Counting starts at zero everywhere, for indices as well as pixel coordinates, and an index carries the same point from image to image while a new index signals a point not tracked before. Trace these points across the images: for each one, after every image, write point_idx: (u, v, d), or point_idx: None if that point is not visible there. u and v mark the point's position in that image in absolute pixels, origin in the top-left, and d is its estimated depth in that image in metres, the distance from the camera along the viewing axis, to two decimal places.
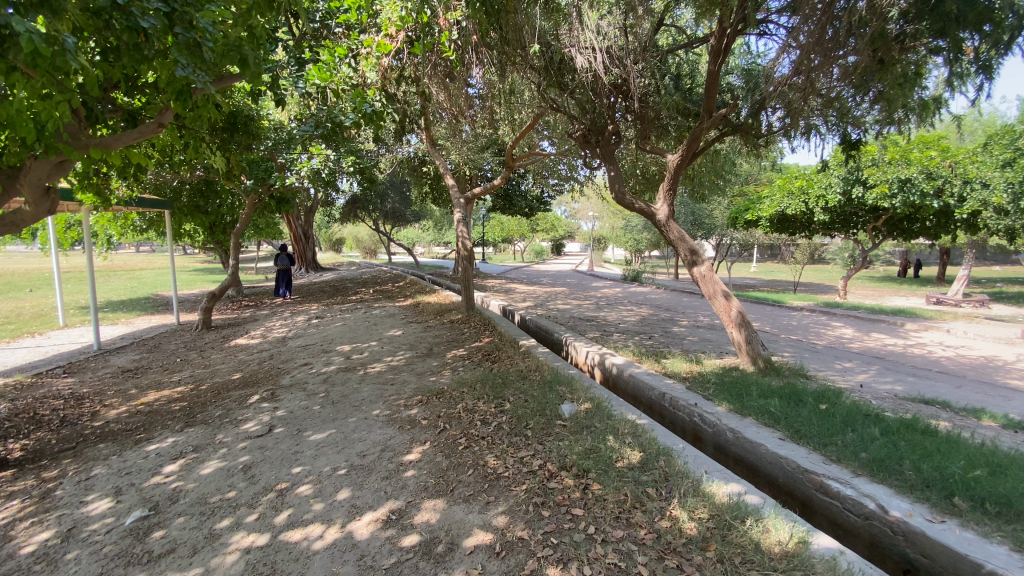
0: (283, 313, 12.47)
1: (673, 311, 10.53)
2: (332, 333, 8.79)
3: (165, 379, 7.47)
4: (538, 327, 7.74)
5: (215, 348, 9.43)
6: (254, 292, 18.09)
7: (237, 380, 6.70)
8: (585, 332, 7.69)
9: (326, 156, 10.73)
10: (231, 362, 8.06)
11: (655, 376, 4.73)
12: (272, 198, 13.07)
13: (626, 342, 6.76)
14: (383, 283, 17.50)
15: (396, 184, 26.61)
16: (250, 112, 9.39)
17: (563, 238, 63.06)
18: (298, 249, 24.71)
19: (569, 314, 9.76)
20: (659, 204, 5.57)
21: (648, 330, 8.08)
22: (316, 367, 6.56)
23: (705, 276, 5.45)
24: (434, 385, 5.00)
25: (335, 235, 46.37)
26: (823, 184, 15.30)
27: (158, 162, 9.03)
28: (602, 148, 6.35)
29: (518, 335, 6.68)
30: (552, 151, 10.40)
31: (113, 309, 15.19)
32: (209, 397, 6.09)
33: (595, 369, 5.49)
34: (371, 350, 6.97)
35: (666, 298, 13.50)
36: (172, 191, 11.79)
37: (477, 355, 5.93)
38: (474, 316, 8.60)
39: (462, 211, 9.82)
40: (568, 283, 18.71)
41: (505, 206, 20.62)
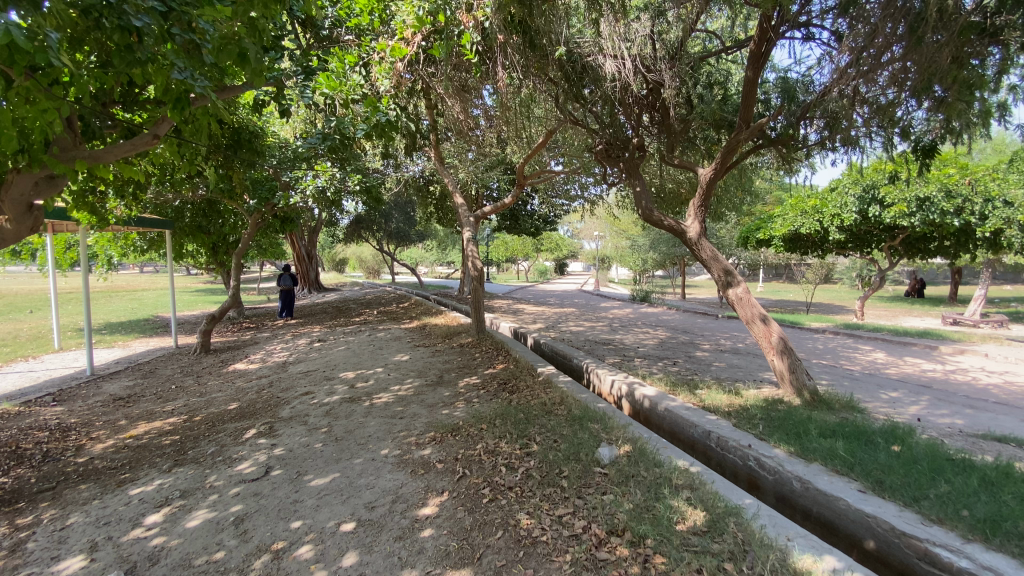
0: (285, 336, 12.03)
1: (692, 334, 10.06)
2: (336, 358, 8.33)
3: (157, 409, 6.99)
4: (554, 352, 7.27)
5: (212, 373, 8.96)
6: (256, 314, 17.67)
7: (234, 411, 6.22)
8: (604, 357, 7.22)
9: (331, 175, 10.46)
10: (229, 390, 7.58)
11: (694, 410, 4.28)
12: (276, 217, 12.75)
13: (651, 369, 6.29)
14: (388, 303, 17.08)
15: (401, 204, 26.44)
16: (255, 129, 9.13)
17: (567, 258, 62.82)
18: (301, 269, 24.40)
19: (584, 337, 9.30)
20: (690, 221, 5.16)
21: (670, 355, 7.60)
22: (318, 396, 6.10)
23: (742, 299, 5.02)
24: (448, 419, 4.54)
25: (339, 256, 46.24)
26: (839, 203, 14.96)
27: (159, 180, 8.73)
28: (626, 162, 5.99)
29: (534, 361, 6.23)
30: (564, 169, 10.09)
31: (110, 331, 14.74)
32: (203, 431, 5.62)
33: (623, 401, 5.04)
34: (377, 378, 6.50)
35: (681, 320, 13.01)
36: (174, 210, 11.49)
37: (493, 385, 5.46)
38: (485, 340, 8.15)
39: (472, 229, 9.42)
40: (577, 304, 18.27)
41: (511, 226, 20.32)
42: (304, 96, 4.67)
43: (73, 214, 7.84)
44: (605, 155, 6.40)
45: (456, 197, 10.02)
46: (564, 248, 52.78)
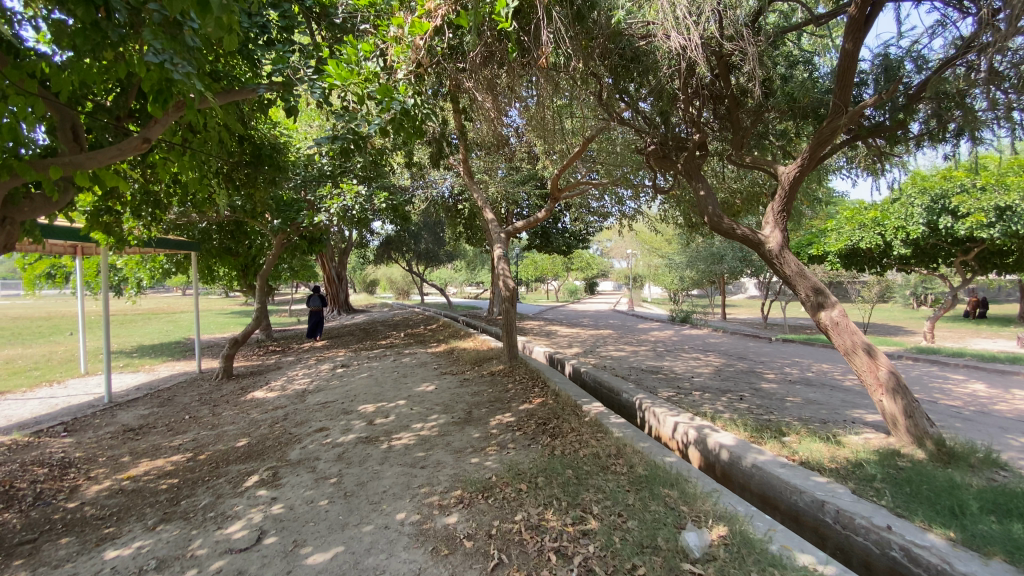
0: (308, 360, 11.51)
1: (749, 361, 8.99)
2: (357, 386, 7.65)
3: (164, 442, 6.40)
4: (599, 384, 6.36)
5: (229, 401, 8.38)
6: (285, 336, 17.36)
7: (241, 449, 5.55)
8: (657, 390, 6.29)
9: (356, 192, 9.99)
10: (241, 423, 6.95)
11: (791, 467, 3.40)
12: (302, 237, 12.37)
13: (716, 408, 5.34)
14: (416, 325, 16.50)
15: (429, 225, 26.12)
16: (277, 143, 8.73)
17: (598, 277, 61.61)
18: (331, 291, 24.17)
19: (628, 364, 8.37)
20: (769, 230, 4.34)
21: (733, 389, 6.58)
22: (333, 433, 5.38)
23: (839, 323, 4.10)
24: (479, 474, 3.72)
25: (370, 277, 46.49)
26: (902, 215, 13.66)
27: (180, 201, 8.42)
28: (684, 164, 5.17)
29: (577, 395, 5.38)
30: (602, 180, 9.33)
31: (139, 354, 14.55)
32: (204, 473, 4.94)
33: (690, 449, 4.18)
34: (398, 412, 5.76)
35: (732, 344, 11.87)
36: (201, 232, 11.21)
37: (530, 425, 4.63)
38: (518, 368, 7.32)
39: (502, 245, 8.69)
40: (612, 326, 17.30)
41: (542, 244, 19.60)
42: (315, 88, 4.11)
43: (90, 235, 7.53)
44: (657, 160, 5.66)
45: (485, 212, 9.37)
46: (596, 267, 51.69)
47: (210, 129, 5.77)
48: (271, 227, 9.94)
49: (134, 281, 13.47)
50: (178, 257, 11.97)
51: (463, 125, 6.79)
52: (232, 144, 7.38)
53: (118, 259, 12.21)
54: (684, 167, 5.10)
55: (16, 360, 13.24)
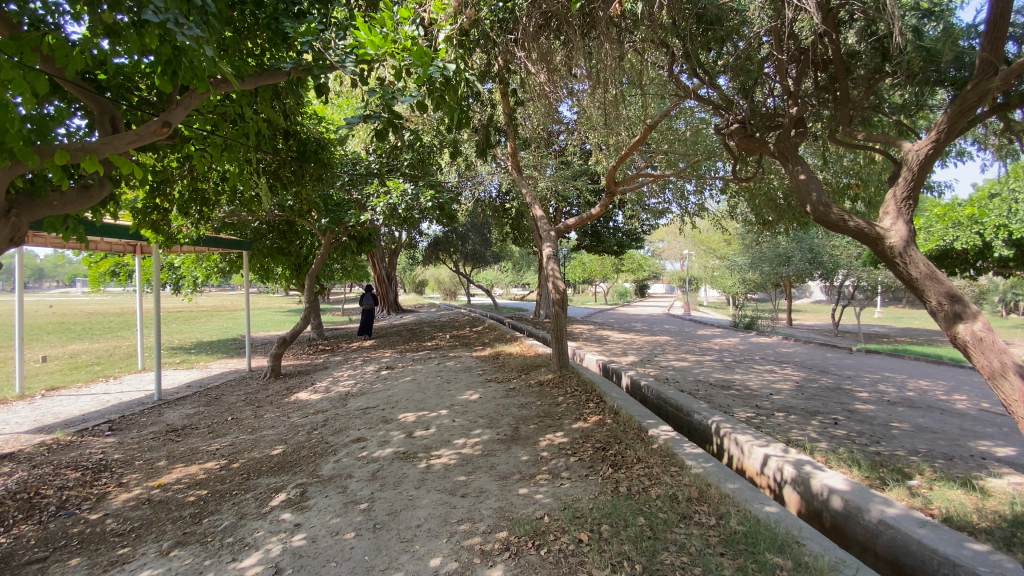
0: (354, 361, 11.31)
1: (834, 376, 7.93)
2: (399, 391, 7.24)
3: (203, 446, 6.19)
4: (665, 402, 5.61)
5: (273, 401, 8.19)
6: (334, 335, 17.44)
7: (274, 458, 5.22)
8: (732, 410, 5.47)
9: (402, 190, 9.66)
10: (280, 426, 6.69)
11: (935, 528, 2.64)
12: (350, 237, 12.23)
13: (809, 437, 4.50)
14: (463, 327, 16.12)
15: (477, 225, 25.84)
16: (322, 139, 8.49)
17: (648, 279, 59.70)
18: (381, 291, 24.29)
19: (694, 377, 7.53)
20: (889, 222, 3.52)
21: (823, 411, 5.65)
22: (368, 445, 4.93)
23: (983, 339, 3.08)
24: (528, 511, 3.12)
25: (419, 278, 46.88)
26: (1008, 210, 11.98)
27: (227, 199, 8.39)
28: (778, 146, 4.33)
29: (637, 413, 4.70)
30: (662, 173, 8.51)
31: (196, 351, 14.93)
32: (233, 485, 4.61)
33: (787, 490, 3.48)
34: (439, 425, 5.26)
35: (808, 356, 10.69)
36: (253, 232, 11.26)
37: (587, 450, 4.01)
38: (570, 377, 6.67)
39: (553, 243, 7.99)
40: (668, 331, 16.29)
41: (592, 244, 18.79)
42: (344, 59, 3.73)
43: (140, 233, 7.58)
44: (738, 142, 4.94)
45: (535, 209, 8.78)
46: (647, 269, 49.98)
47: (248, 119, 5.50)
48: (317, 226, 9.80)
49: (192, 280, 13.79)
50: (230, 255, 12.08)
51: (514, 111, 6.24)
52: (272, 137, 7.18)
53: (177, 257, 12.50)
54: (775, 147, 4.31)
55: (85, 355, 13.83)
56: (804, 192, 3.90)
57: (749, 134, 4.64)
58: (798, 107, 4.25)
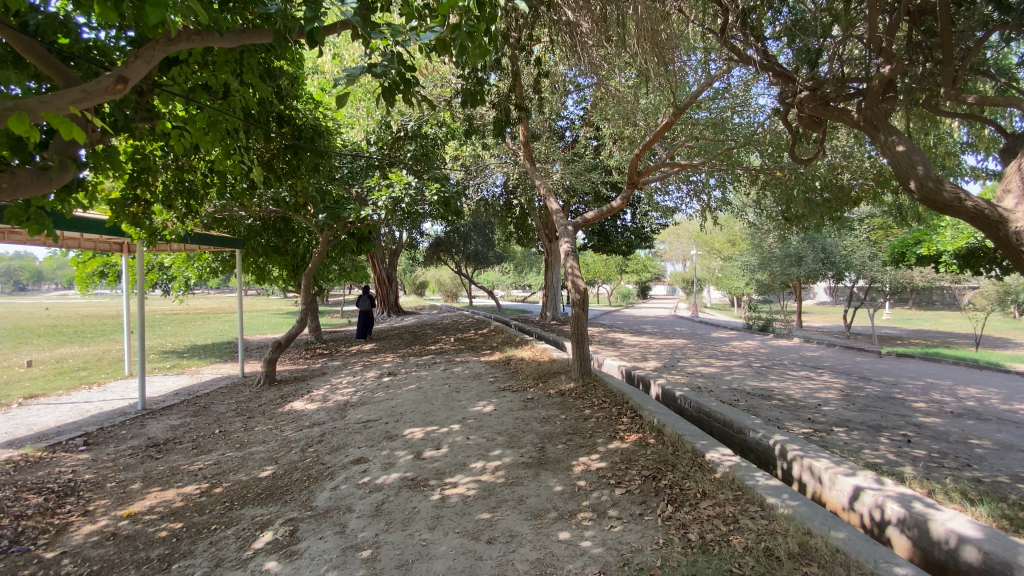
0: (355, 366, 10.62)
1: (879, 385, 7.28)
2: (404, 400, 6.55)
3: (184, 465, 5.49)
4: (709, 417, 4.92)
5: (266, 411, 7.49)
6: (334, 338, 16.76)
7: (264, 481, 4.54)
8: (785, 426, 4.79)
9: (407, 183, 8.98)
10: (273, 439, 6.00)
11: None
12: (350, 235, 11.57)
13: (891, 464, 3.83)
14: (468, 329, 15.45)
15: (480, 224, 25.23)
16: (319, 124, 7.74)
17: (651, 281, 59.07)
18: (381, 292, 23.60)
19: (728, 385, 6.86)
20: (1012, 204, 2.77)
21: (886, 426, 4.99)
22: (371, 468, 4.24)
23: None
24: (577, 568, 2.46)
25: (420, 278, 46.44)
26: None
27: (216, 190, 7.70)
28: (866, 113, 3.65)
29: (685, 430, 4.01)
30: (691, 162, 7.83)
31: (188, 355, 14.23)
32: (212, 518, 3.91)
33: (892, 532, 2.83)
34: (453, 442, 4.58)
35: (839, 362, 10.02)
36: (246, 229, 10.56)
37: (636, 480, 3.35)
38: (594, 385, 5.97)
39: (572, 238, 7.23)
40: (682, 334, 15.62)
41: (601, 244, 18.14)
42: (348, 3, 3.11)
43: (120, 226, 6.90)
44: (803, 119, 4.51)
45: (550, 202, 8.06)
46: (651, 271, 49.35)
47: (233, 93, 4.83)
48: (314, 222, 9.10)
49: (183, 281, 13.09)
50: (223, 256, 11.38)
51: (537, 86, 5.60)
52: (263, 116, 6.43)
53: (167, 256, 11.81)
54: (860, 116, 3.69)
55: (72, 360, 13.13)
56: (906, 165, 3.24)
57: (824, 102, 4.04)
58: (892, 65, 3.62)
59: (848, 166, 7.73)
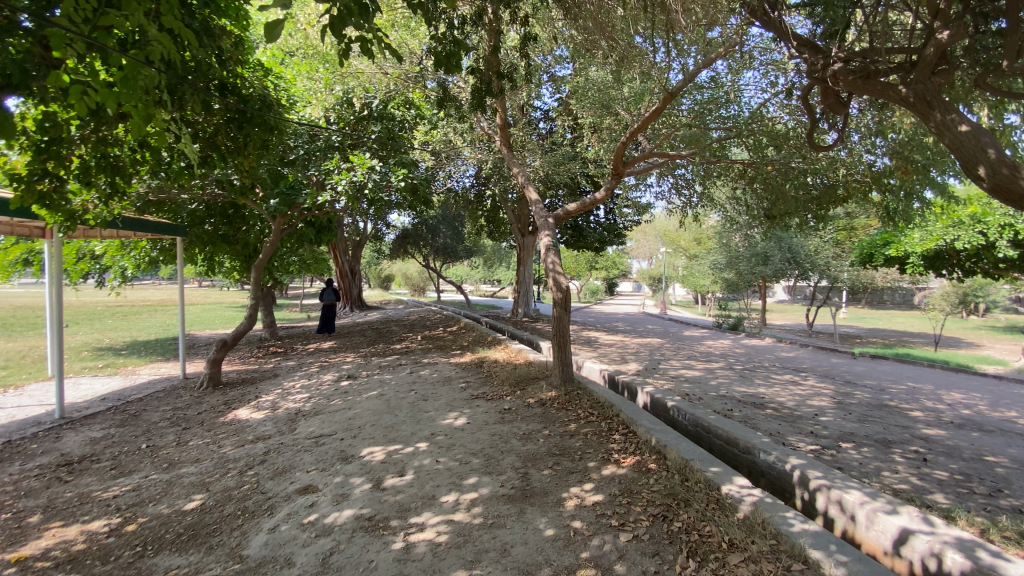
0: (311, 367, 9.74)
1: (867, 390, 7.02)
2: (364, 410, 5.81)
3: (96, 491, 4.60)
4: (708, 433, 4.41)
5: (205, 421, 6.58)
6: (291, 334, 15.66)
7: (188, 517, 3.74)
8: (793, 445, 4.32)
9: (370, 168, 8.18)
10: (209, 457, 5.15)
11: None
12: (307, 223, 10.66)
13: (921, 495, 3.39)
14: (435, 326, 14.70)
15: (449, 217, 24.44)
16: (269, 96, 6.78)
17: (619, 279, 59.43)
18: (343, 285, 22.48)
19: (717, 391, 6.43)
20: None
21: (894, 441, 4.61)
22: (319, 502, 3.51)
23: None
24: None
25: (385, 271, 45.09)
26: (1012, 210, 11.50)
27: (148, 168, 6.69)
28: (918, 88, 3.31)
29: (690, 454, 3.44)
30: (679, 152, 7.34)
31: (126, 353, 12.92)
32: (115, 571, 3.12)
33: None
34: (421, 467, 3.90)
35: (817, 364, 9.80)
36: (189, 215, 9.50)
37: (644, 523, 2.79)
38: (578, 394, 5.38)
39: (553, 231, 6.56)
40: (656, 332, 15.33)
41: (574, 240, 17.68)
42: None
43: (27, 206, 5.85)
44: (828, 99, 4.21)
45: (529, 191, 7.35)
46: (619, 268, 49.44)
47: (152, 42, 3.96)
48: (265, 208, 8.17)
49: (119, 272, 11.82)
50: (163, 244, 10.23)
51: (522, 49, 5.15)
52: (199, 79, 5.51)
53: (98, 243, 10.55)
54: (909, 91, 3.35)
55: None
56: (977, 148, 2.86)
57: (866, 75, 3.71)
58: (949, 33, 3.30)
59: (837, 162, 7.40)
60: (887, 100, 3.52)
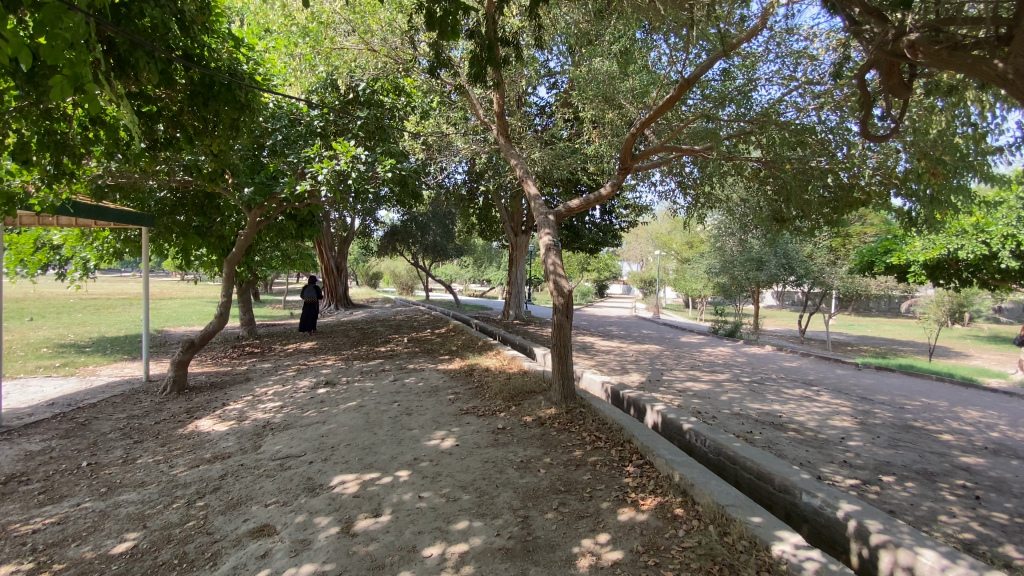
0: (287, 371, 9.02)
1: (888, 408, 6.52)
2: (340, 425, 5.15)
3: (15, 521, 3.89)
4: (734, 464, 3.83)
5: (161, 434, 5.87)
6: (270, 333, 14.87)
7: (114, 566, 3.07)
8: (833, 480, 3.76)
9: (354, 157, 7.49)
10: (155, 481, 4.44)
11: None
12: (287, 216, 9.96)
13: (1000, 554, 2.85)
14: (422, 328, 14.00)
15: (439, 214, 23.88)
16: (241, 70, 6.06)
17: (609, 281, 59.04)
18: (327, 282, 21.67)
19: (730, 408, 5.87)
20: None
21: (939, 473, 4.09)
22: (274, 552, 2.88)
23: None
24: None
25: (373, 269, 44.29)
26: (1021, 218, 11.15)
27: (101, 149, 5.93)
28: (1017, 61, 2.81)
29: (725, 498, 2.85)
30: (692, 147, 6.79)
31: (90, 351, 12.05)
32: None
33: None
34: (401, 505, 3.27)
35: (824, 375, 9.32)
36: (157, 204, 8.74)
37: None
38: (582, 413, 4.77)
39: (553, 230, 5.90)
40: (652, 338, 14.80)
41: (568, 241, 17.12)
42: None
43: None
44: (891, 79, 3.93)
45: (528, 184, 6.69)
46: (610, 271, 49.05)
47: None
48: (237, 196, 7.42)
49: (81, 264, 10.99)
50: (127, 234, 9.44)
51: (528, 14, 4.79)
52: (155, 44, 4.81)
53: (58, 233, 9.75)
54: (1006, 65, 2.87)
55: None
56: None
57: (950, 47, 3.27)
58: None
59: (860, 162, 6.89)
60: (978, 76, 3.05)
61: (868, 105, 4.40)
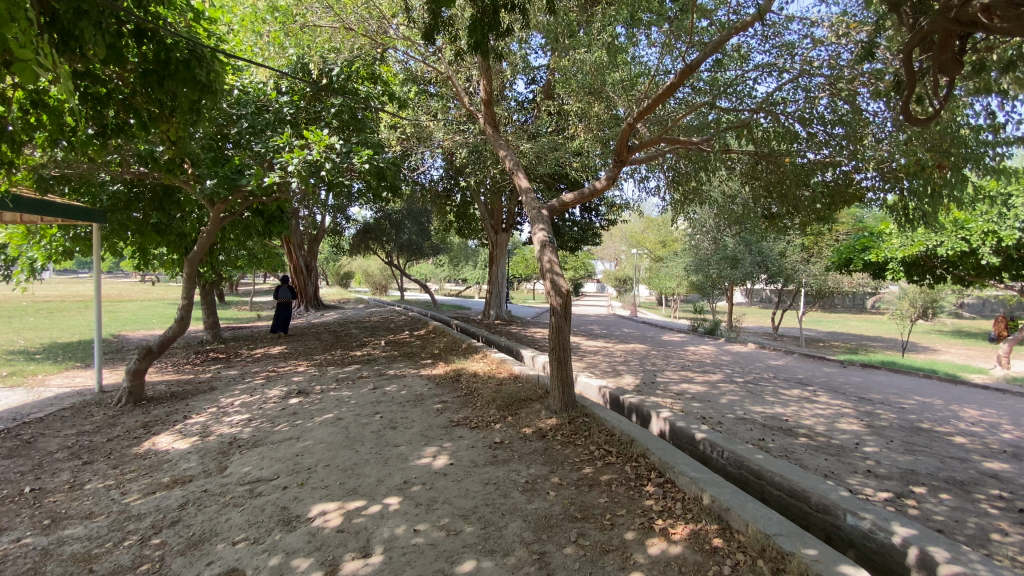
0: (257, 378, 8.37)
1: (890, 409, 6.37)
2: (317, 441, 4.62)
3: None
4: (758, 478, 3.52)
5: (113, 453, 5.21)
6: (237, 336, 14.02)
7: None
8: (865, 498, 3.47)
9: (328, 146, 6.93)
10: (102, 512, 3.83)
11: None
12: (255, 211, 9.29)
13: None
14: (400, 330, 13.44)
15: (415, 211, 23.25)
16: (205, 47, 5.44)
17: (584, 280, 59.13)
18: (297, 282, 20.75)
19: (734, 412, 5.59)
20: None
21: (967, 485, 3.87)
22: None
23: None
24: None
25: (345, 268, 43.12)
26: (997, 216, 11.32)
27: (40, 133, 5.22)
28: None
29: (769, 526, 2.50)
30: (690, 138, 6.51)
31: (35, 358, 11.03)
32: None
33: None
34: (395, 541, 2.80)
35: (813, 374, 9.22)
36: (109, 198, 7.95)
37: None
38: (585, 424, 4.38)
39: (548, 225, 5.45)
40: (635, 337, 14.58)
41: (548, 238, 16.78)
42: None
43: None
44: (944, 53, 3.74)
45: (518, 176, 6.25)
46: (586, 269, 49.06)
47: None
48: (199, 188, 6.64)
49: (27, 265, 9.83)
50: (75, 232, 8.57)
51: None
52: (101, 10, 4.18)
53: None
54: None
55: None
56: None
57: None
58: None
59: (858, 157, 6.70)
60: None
61: (913, 89, 4.14)
